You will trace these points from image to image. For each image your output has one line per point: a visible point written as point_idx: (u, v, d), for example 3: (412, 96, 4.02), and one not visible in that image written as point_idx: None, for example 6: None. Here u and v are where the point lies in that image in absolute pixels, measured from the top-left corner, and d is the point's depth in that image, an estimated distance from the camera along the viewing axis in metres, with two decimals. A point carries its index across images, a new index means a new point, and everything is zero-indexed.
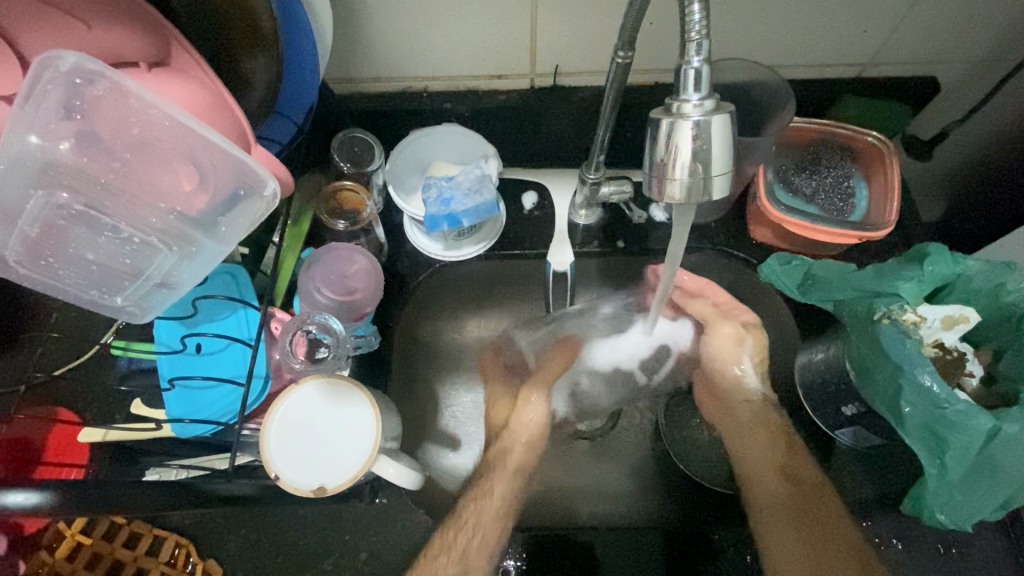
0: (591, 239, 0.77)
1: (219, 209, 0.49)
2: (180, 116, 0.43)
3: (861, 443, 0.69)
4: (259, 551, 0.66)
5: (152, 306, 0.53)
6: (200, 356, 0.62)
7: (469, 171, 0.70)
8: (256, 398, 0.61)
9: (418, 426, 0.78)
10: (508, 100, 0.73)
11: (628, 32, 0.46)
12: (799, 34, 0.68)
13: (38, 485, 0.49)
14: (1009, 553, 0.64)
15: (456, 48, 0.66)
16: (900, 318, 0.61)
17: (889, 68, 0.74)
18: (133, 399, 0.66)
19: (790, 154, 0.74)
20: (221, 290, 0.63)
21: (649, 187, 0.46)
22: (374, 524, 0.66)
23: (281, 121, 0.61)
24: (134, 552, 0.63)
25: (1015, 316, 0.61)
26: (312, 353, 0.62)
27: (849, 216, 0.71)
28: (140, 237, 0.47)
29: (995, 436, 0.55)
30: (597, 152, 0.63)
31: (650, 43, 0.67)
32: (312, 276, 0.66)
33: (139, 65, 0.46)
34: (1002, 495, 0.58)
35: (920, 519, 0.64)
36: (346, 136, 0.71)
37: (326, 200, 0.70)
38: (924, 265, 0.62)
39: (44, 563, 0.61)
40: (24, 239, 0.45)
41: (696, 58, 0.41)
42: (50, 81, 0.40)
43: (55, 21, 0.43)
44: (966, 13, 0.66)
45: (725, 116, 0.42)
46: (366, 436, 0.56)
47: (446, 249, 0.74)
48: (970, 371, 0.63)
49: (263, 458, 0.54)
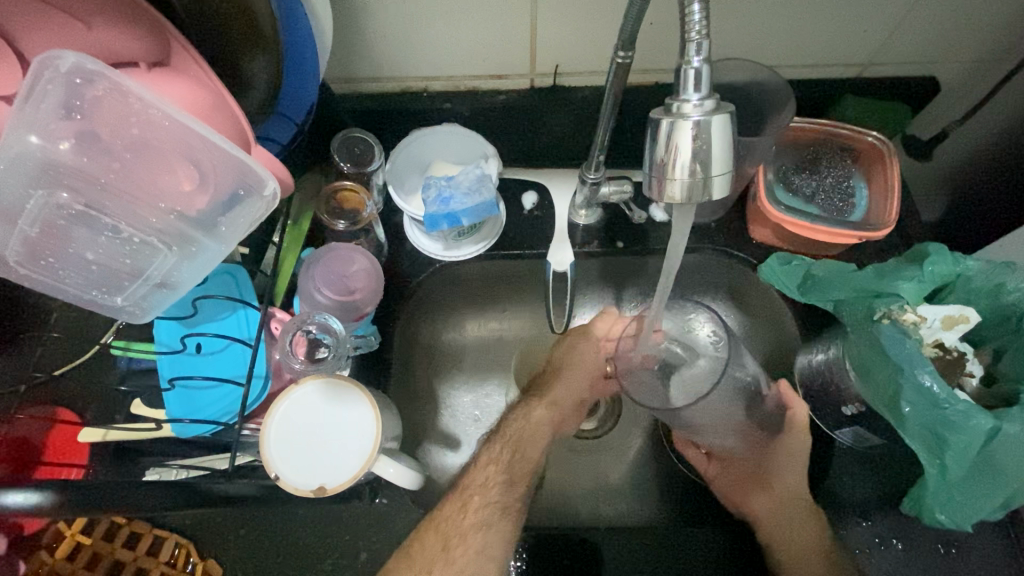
0: (591, 239, 0.77)
1: (219, 209, 0.49)
2: (179, 116, 0.43)
3: (860, 444, 0.70)
4: (258, 551, 0.66)
5: (152, 306, 0.53)
6: (200, 356, 0.62)
7: (469, 171, 0.70)
8: (256, 398, 0.61)
9: (417, 426, 0.77)
10: (508, 99, 0.73)
11: (629, 32, 0.46)
12: (800, 33, 0.68)
13: (38, 485, 0.49)
14: (1010, 554, 0.64)
15: (457, 47, 0.66)
16: (900, 318, 0.62)
17: (889, 68, 0.74)
18: (133, 399, 0.66)
19: (790, 154, 0.74)
20: (221, 291, 0.63)
21: (649, 187, 0.45)
22: (374, 523, 0.66)
23: (281, 121, 0.61)
24: (134, 552, 0.62)
25: (1016, 316, 0.61)
26: (312, 353, 0.62)
27: (849, 216, 0.71)
28: (140, 237, 0.47)
29: (995, 436, 0.55)
30: (597, 152, 0.63)
31: (650, 43, 0.67)
32: (312, 275, 0.66)
33: (139, 65, 0.46)
34: (1004, 495, 0.58)
35: (920, 518, 0.64)
36: (346, 136, 0.70)
37: (326, 201, 0.70)
38: (924, 265, 0.62)
39: (44, 563, 0.60)
40: (24, 239, 0.45)
41: (696, 58, 0.41)
42: (50, 81, 0.39)
43: (57, 21, 0.43)
44: (967, 13, 0.66)
45: (725, 116, 0.42)
46: (365, 436, 0.56)
47: (446, 249, 0.75)
48: (970, 371, 0.62)
49: (263, 458, 0.54)
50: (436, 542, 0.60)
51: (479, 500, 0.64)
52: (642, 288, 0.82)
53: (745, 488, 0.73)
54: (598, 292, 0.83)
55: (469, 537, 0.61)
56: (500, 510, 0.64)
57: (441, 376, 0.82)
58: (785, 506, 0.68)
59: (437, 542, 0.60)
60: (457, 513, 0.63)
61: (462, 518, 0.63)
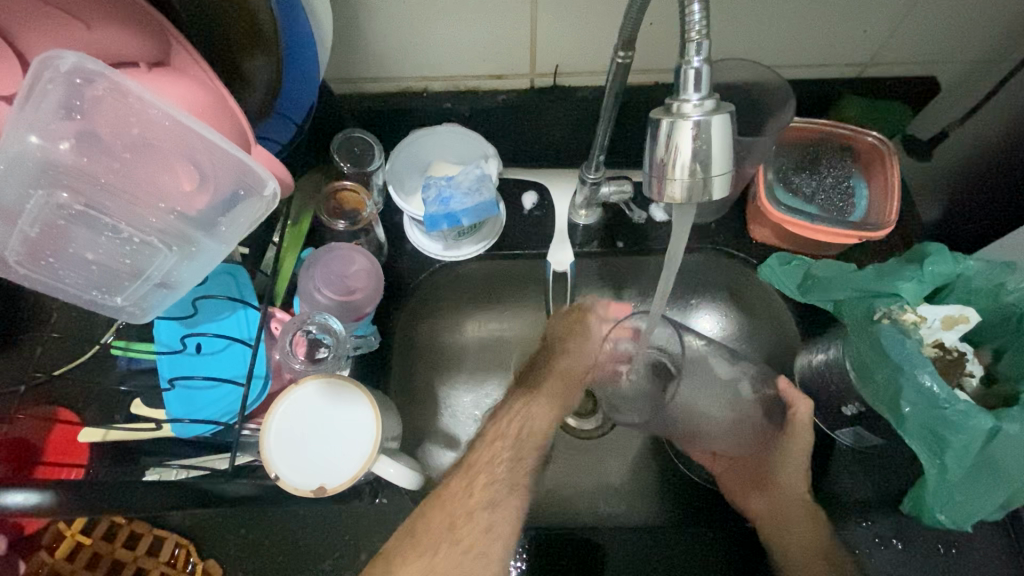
0: (591, 238, 0.77)
1: (219, 209, 0.49)
2: (179, 116, 0.43)
3: (861, 444, 0.70)
4: (259, 551, 0.66)
5: (152, 306, 0.53)
6: (200, 356, 0.62)
7: (469, 171, 0.70)
8: (256, 398, 0.61)
9: (417, 426, 0.77)
10: (508, 100, 0.73)
11: (629, 32, 0.46)
12: (800, 34, 0.68)
13: (38, 486, 0.49)
14: (1010, 554, 0.64)
15: (457, 47, 0.66)
16: (900, 318, 0.62)
17: (889, 68, 0.74)
18: (133, 399, 0.66)
19: (790, 154, 0.74)
20: (221, 291, 0.63)
21: (649, 187, 0.46)
22: (374, 523, 0.66)
23: (281, 121, 0.61)
24: (134, 552, 0.63)
25: (1016, 316, 0.61)
26: (312, 353, 0.62)
27: (849, 216, 0.71)
28: (140, 237, 0.47)
29: (996, 436, 0.55)
30: (597, 152, 0.63)
31: (650, 43, 0.67)
32: (312, 275, 0.66)
33: (139, 65, 0.46)
34: (1004, 495, 0.58)
35: (919, 519, 0.64)
36: (345, 136, 0.71)
37: (327, 201, 0.70)
38: (924, 265, 0.62)
39: (44, 563, 0.60)
40: (24, 239, 0.45)
41: (695, 58, 0.41)
42: (50, 81, 0.39)
43: (57, 21, 0.43)
44: (967, 13, 0.66)
45: (724, 116, 0.41)
46: (366, 435, 0.56)
47: (446, 249, 0.75)
48: (971, 371, 0.63)
49: (263, 458, 0.54)
50: (442, 522, 0.58)
51: (488, 477, 0.62)
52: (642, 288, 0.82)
53: (743, 476, 0.74)
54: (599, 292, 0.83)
55: (475, 515, 0.60)
56: (506, 487, 0.63)
57: (441, 376, 0.82)
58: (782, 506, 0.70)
59: (445, 519, 0.58)
60: (464, 491, 0.61)
61: (469, 497, 0.60)
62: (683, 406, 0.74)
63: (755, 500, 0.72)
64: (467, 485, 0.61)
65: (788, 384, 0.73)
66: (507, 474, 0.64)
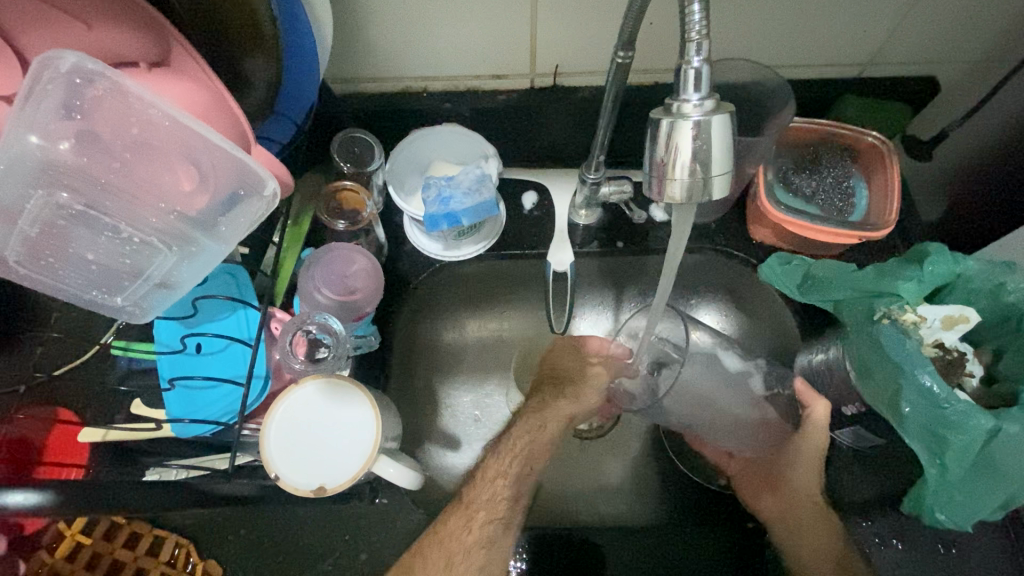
0: (591, 238, 0.77)
1: (219, 209, 0.49)
2: (180, 116, 0.43)
3: (861, 444, 0.70)
4: (259, 551, 0.66)
5: (152, 306, 0.53)
6: (200, 356, 0.62)
7: (469, 171, 0.70)
8: (256, 398, 0.61)
9: (417, 426, 0.77)
10: (508, 100, 0.73)
11: (628, 32, 0.46)
12: (799, 34, 0.68)
13: (38, 486, 0.49)
14: (1011, 554, 0.64)
15: (457, 47, 0.66)
16: (899, 318, 0.62)
17: (889, 68, 0.74)
18: (133, 399, 0.66)
19: (790, 153, 0.74)
20: (221, 290, 0.63)
21: (649, 187, 0.46)
22: (374, 523, 0.66)
23: (281, 121, 0.61)
24: (134, 552, 0.62)
25: (1016, 316, 0.61)
26: (312, 353, 0.62)
27: (848, 216, 0.71)
28: (140, 237, 0.47)
29: (995, 436, 0.55)
30: (597, 152, 0.63)
31: (651, 43, 0.67)
32: (312, 275, 0.66)
33: (139, 65, 0.46)
34: (1005, 496, 0.58)
35: (920, 518, 0.64)
36: (346, 136, 0.70)
37: (326, 200, 0.70)
38: (924, 265, 0.62)
39: (44, 563, 0.60)
40: (24, 239, 0.45)
41: (696, 58, 0.41)
42: (50, 81, 0.40)
43: (57, 21, 0.43)
44: (967, 14, 0.66)
45: (724, 116, 0.41)
46: (366, 435, 0.56)
47: (446, 249, 0.75)
48: (971, 371, 0.63)
49: (263, 458, 0.54)
50: (439, 560, 0.59)
51: (485, 516, 0.63)
52: (642, 288, 0.82)
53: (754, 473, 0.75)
54: (598, 293, 0.83)
55: (472, 553, 0.61)
56: (503, 527, 0.64)
57: (442, 376, 0.82)
58: (791, 506, 0.70)
59: (441, 557, 0.59)
60: (462, 528, 0.61)
61: (467, 533, 0.61)
62: (687, 393, 0.75)
63: (765, 502, 0.72)
64: (466, 521, 0.62)
65: (804, 382, 0.74)
66: (504, 511, 0.65)
